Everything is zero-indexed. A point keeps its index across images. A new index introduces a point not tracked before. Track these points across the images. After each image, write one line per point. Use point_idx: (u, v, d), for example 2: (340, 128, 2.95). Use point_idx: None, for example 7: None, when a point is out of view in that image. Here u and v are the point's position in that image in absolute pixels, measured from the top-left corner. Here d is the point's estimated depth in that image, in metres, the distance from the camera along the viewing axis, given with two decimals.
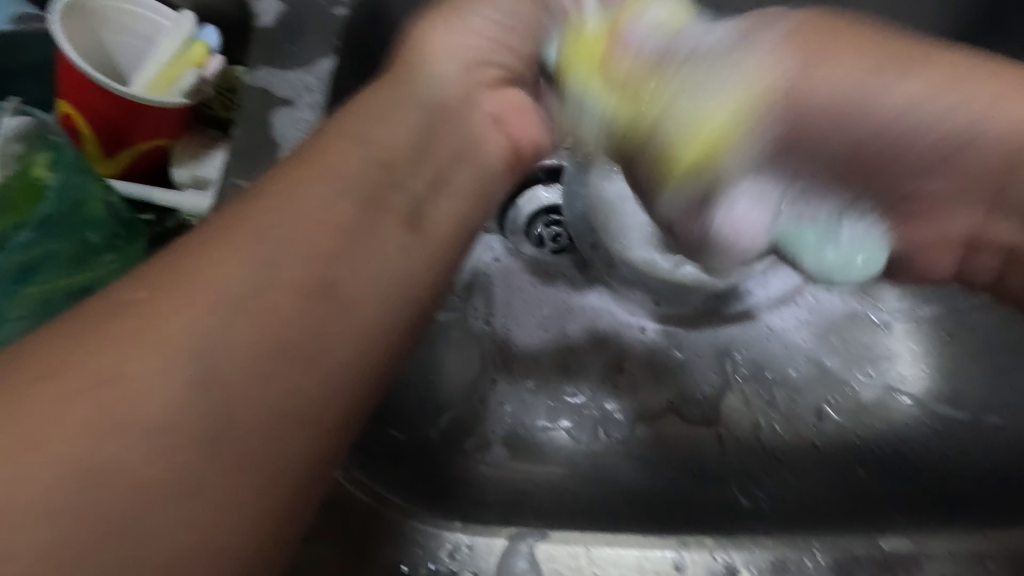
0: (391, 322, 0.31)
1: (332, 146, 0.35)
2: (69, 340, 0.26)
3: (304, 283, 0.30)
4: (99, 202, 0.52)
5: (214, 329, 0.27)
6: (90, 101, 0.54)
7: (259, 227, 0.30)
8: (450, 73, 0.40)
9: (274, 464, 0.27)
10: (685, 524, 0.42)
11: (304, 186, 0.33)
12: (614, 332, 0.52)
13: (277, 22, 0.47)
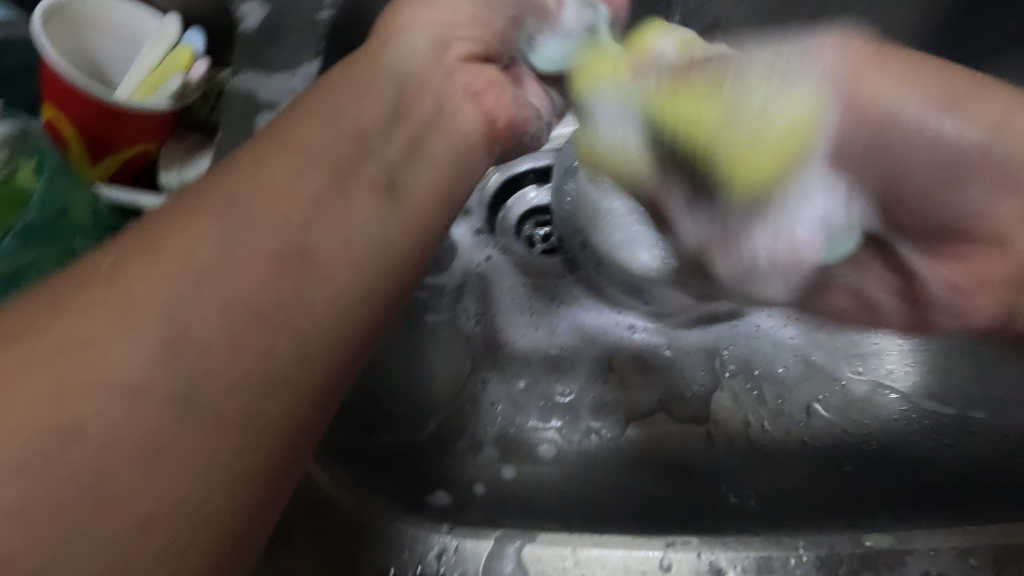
0: (364, 296, 0.30)
1: (301, 117, 0.33)
2: (48, 311, 0.25)
3: (267, 256, 0.28)
4: (86, 210, 0.51)
5: (175, 299, 0.26)
6: (72, 107, 0.53)
7: (224, 198, 0.29)
8: (420, 44, 0.39)
9: (248, 433, 0.26)
10: (671, 522, 0.41)
11: (273, 153, 0.31)
12: (603, 332, 0.53)
13: (260, 25, 0.47)
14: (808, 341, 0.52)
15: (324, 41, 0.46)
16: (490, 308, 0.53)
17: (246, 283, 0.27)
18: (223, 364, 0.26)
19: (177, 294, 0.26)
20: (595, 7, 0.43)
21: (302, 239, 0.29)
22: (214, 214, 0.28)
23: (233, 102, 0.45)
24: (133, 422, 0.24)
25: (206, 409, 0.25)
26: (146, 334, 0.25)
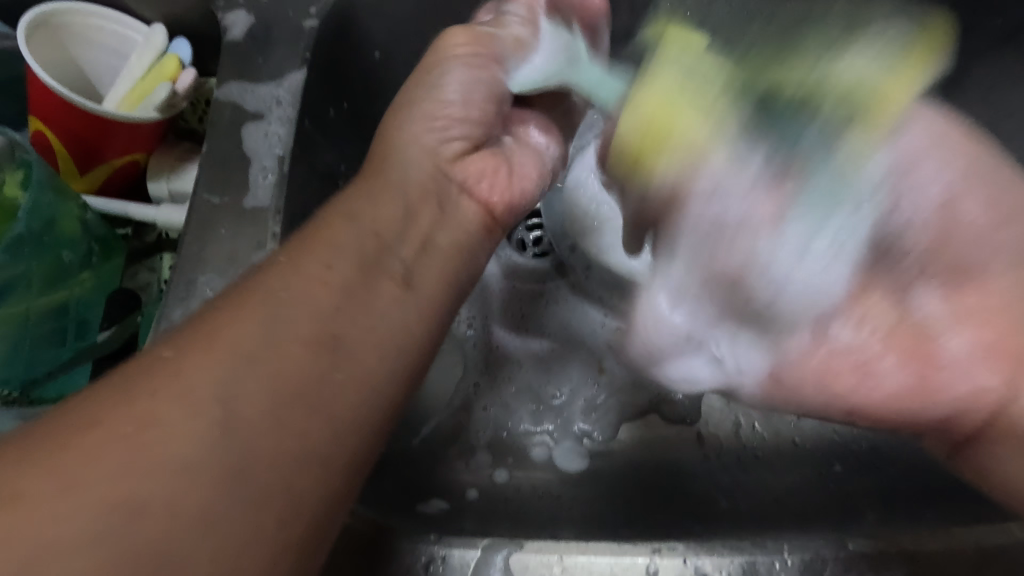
0: (392, 371, 0.29)
1: (329, 217, 0.32)
2: (106, 394, 0.25)
3: (305, 337, 0.28)
4: (73, 221, 0.50)
5: (227, 383, 0.25)
6: (58, 118, 0.53)
7: (267, 292, 0.29)
8: (447, 122, 0.37)
9: (290, 511, 0.25)
10: (659, 525, 0.41)
11: (316, 235, 0.32)
12: (597, 340, 0.53)
13: (246, 34, 0.47)
14: None
15: (310, 50, 0.47)
16: (484, 311, 0.53)
17: (286, 364, 0.27)
18: (272, 443, 0.25)
19: (222, 377, 0.25)
20: (570, 31, 0.42)
21: (344, 318, 0.29)
22: (259, 299, 0.28)
23: (218, 112, 0.44)
24: (190, 501, 0.23)
25: (248, 490, 0.24)
26: (203, 424, 0.24)
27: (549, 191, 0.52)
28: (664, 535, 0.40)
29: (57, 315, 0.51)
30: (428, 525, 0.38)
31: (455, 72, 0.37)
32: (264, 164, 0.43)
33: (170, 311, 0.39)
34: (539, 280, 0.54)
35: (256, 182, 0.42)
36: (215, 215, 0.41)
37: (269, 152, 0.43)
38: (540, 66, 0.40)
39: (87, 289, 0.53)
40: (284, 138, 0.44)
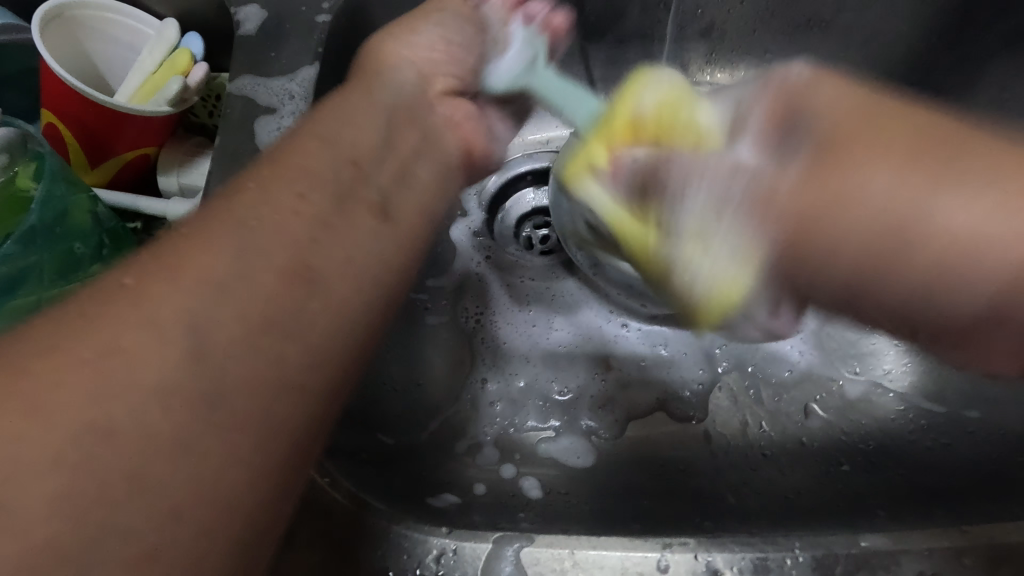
0: (372, 299, 0.31)
1: (305, 146, 0.34)
2: (72, 321, 0.25)
3: (281, 263, 0.28)
4: (84, 213, 0.51)
5: (195, 308, 0.26)
6: (70, 110, 0.53)
7: (237, 218, 0.29)
8: (409, 77, 0.42)
9: (267, 437, 0.25)
10: (668, 522, 0.41)
11: (284, 172, 0.32)
12: (603, 337, 0.53)
13: (259, 29, 0.47)
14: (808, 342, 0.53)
15: (322, 45, 0.47)
16: (490, 307, 0.54)
17: (262, 289, 0.27)
18: (244, 366, 0.26)
19: (198, 302, 0.26)
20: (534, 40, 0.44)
21: (317, 250, 0.30)
22: (227, 230, 0.29)
23: (231, 106, 0.45)
24: (170, 422, 0.24)
25: (237, 412, 0.25)
26: (182, 343, 0.25)
27: (555, 188, 0.51)
28: (671, 528, 0.39)
29: None
30: (434, 516, 0.38)
31: (425, 32, 0.44)
32: None
33: None
34: (547, 278, 0.55)
35: None
36: None
37: (281, 146, 0.43)
38: (512, 63, 0.44)
39: (97, 282, 0.52)
40: None
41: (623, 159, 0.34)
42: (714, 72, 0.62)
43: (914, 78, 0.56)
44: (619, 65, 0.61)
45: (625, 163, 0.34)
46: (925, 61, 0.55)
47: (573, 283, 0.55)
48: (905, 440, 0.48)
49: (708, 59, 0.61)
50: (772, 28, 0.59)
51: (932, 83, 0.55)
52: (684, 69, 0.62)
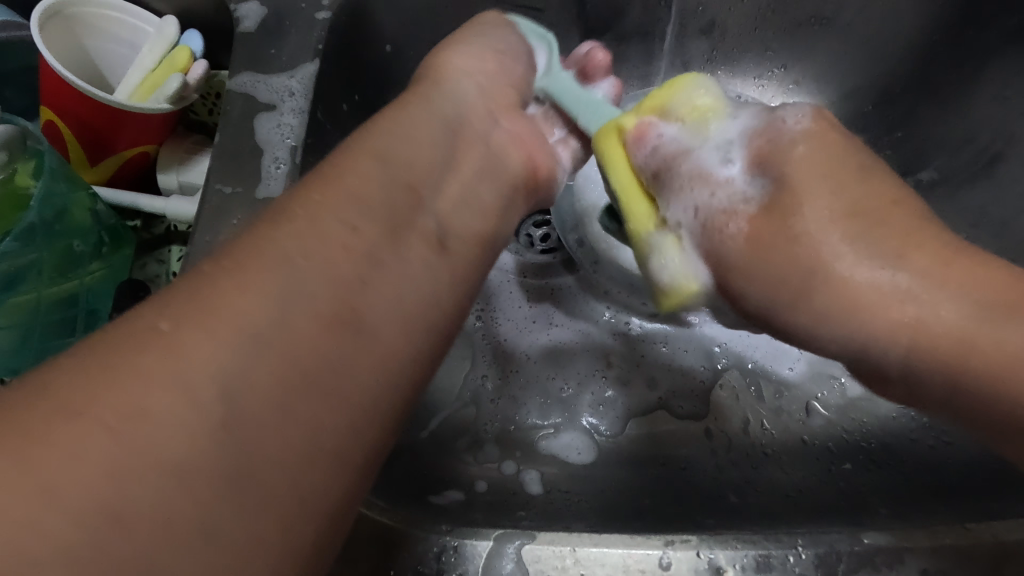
0: (414, 350, 0.30)
1: (358, 163, 0.34)
2: (96, 370, 0.24)
3: (327, 301, 0.28)
4: (84, 210, 0.51)
5: (234, 365, 0.25)
6: (71, 108, 0.53)
7: (278, 258, 0.29)
8: (469, 91, 0.42)
9: (302, 498, 0.25)
10: (670, 516, 0.40)
11: (331, 196, 0.32)
12: (603, 334, 0.53)
13: (258, 25, 0.47)
14: None
15: (323, 42, 0.47)
16: (492, 303, 0.54)
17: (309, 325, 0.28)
18: (281, 428, 0.25)
19: (251, 338, 0.26)
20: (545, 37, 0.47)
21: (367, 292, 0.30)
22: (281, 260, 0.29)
23: (231, 103, 0.44)
24: (201, 488, 0.23)
25: (273, 445, 0.25)
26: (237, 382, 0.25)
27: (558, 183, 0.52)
28: (671, 524, 0.39)
29: (67, 305, 0.51)
30: (437, 514, 0.38)
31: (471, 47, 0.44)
32: (276, 155, 0.43)
33: None
34: (548, 276, 0.55)
35: (269, 172, 0.42)
36: (228, 204, 0.41)
37: (282, 142, 0.43)
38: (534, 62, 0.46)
39: (98, 279, 0.53)
40: (296, 129, 0.44)
41: (659, 131, 0.39)
42: (715, 70, 0.61)
43: (917, 75, 0.55)
44: (619, 63, 0.61)
45: (659, 138, 0.39)
46: (927, 57, 0.54)
47: (573, 282, 0.55)
48: (907, 439, 0.47)
49: (709, 57, 0.61)
50: (773, 26, 0.59)
51: (934, 80, 0.54)
52: (685, 69, 0.62)
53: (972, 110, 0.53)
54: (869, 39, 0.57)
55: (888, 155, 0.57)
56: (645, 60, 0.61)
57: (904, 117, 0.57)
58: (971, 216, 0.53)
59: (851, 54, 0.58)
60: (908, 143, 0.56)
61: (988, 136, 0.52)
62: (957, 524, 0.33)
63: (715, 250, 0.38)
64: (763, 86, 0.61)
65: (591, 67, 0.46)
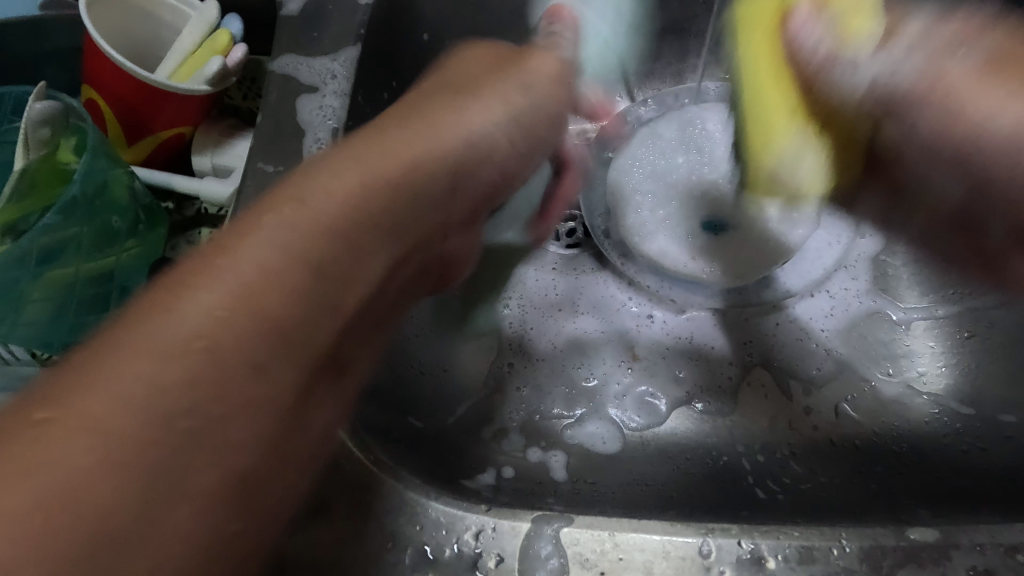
0: (284, 506, 0.26)
1: (264, 227, 0.25)
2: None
3: (241, 424, 0.22)
4: (123, 188, 0.51)
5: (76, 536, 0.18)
6: (113, 88, 0.54)
7: (144, 379, 0.21)
8: (454, 148, 0.33)
9: None
10: (703, 509, 0.40)
11: (274, 255, 0.24)
12: (627, 327, 0.53)
13: (301, 9, 0.47)
14: (837, 342, 0.52)
15: (364, 27, 0.47)
16: (520, 291, 0.54)
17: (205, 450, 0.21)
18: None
19: (151, 455, 0.20)
20: None
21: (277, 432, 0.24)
22: (202, 347, 0.22)
23: (273, 84, 0.45)
24: None
25: None
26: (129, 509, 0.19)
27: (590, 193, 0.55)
28: (710, 515, 0.38)
29: (102, 281, 0.52)
30: (467, 495, 0.37)
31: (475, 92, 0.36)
32: (318, 136, 0.43)
33: None
34: (577, 268, 0.55)
35: (310, 153, 0.42)
36: (269, 183, 0.41)
37: (323, 124, 0.43)
38: None
39: (132, 257, 0.54)
40: (337, 112, 0.44)
41: (799, 31, 0.38)
42: None
43: None
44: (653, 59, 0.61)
45: (800, 34, 0.38)
46: None
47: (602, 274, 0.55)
48: (939, 442, 0.47)
49: None
50: None
51: None
52: None
53: None
54: None
55: None
56: (680, 57, 0.61)
57: None
58: None
59: None
60: None
61: None
62: (1005, 523, 0.32)
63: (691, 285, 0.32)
64: None
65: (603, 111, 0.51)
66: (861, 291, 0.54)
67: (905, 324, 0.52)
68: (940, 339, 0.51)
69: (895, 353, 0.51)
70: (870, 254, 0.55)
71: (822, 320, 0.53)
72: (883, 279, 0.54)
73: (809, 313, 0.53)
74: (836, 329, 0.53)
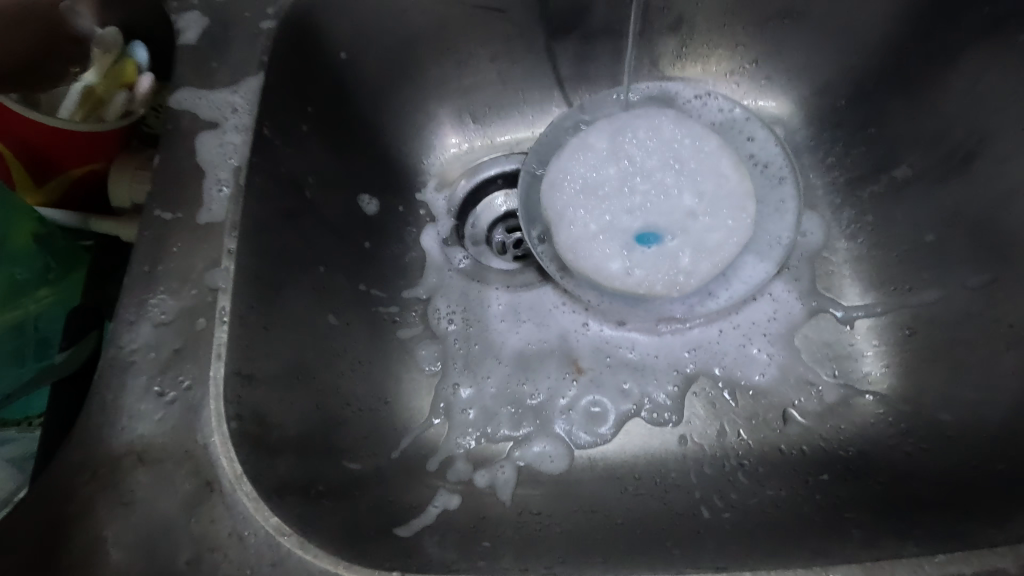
0: None
1: None
2: None
3: None
4: (25, 237, 0.50)
5: None
6: (12, 130, 0.50)
7: None
8: None
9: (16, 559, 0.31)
10: (638, 554, 0.37)
11: None
12: (565, 337, 0.52)
13: (201, 36, 0.47)
14: (780, 344, 0.51)
15: (268, 53, 0.46)
16: (463, 305, 0.53)
17: None
18: None
19: None
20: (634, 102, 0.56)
21: None
22: None
23: (175, 121, 0.43)
24: None
25: None
26: None
27: (525, 193, 0.54)
28: (635, 559, 0.36)
29: (14, 334, 0.49)
30: (395, 557, 0.33)
31: None
32: (219, 176, 0.41)
33: (119, 336, 0.36)
34: (522, 282, 0.54)
35: (211, 195, 0.40)
36: (167, 232, 0.39)
37: (225, 163, 0.41)
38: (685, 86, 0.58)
39: (46, 305, 0.51)
40: (240, 147, 0.42)
41: None
42: (685, 67, 0.59)
43: (890, 69, 0.53)
44: (587, 62, 0.58)
45: None
46: (902, 52, 0.51)
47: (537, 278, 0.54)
48: (885, 444, 0.46)
49: (679, 54, 0.59)
50: (743, 18, 0.56)
51: (904, 75, 0.52)
52: (654, 66, 0.59)
53: (947, 96, 0.49)
54: (836, 34, 0.54)
55: (863, 152, 0.55)
56: (613, 58, 0.58)
57: (876, 112, 0.54)
58: (944, 216, 0.49)
59: (820, 46, 0.55)
60: (884, 138, 0.54)
61: (963, 132, 0.49)
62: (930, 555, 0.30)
63: (537, 213, 0.53)
64: (736, 83, 0.59)
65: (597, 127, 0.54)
66: (803, 292, 0.53)
67: (848, 321, 0.52)
68: (883, 338, 0.50)
69: (841, 353, 0.51)
70: (811, 252, 0.54)
71: (765, 325, 0.52)
72: (826, 279, 0.53)
73: (752, 317, 0.52)
74: (779, 333, 0.52)
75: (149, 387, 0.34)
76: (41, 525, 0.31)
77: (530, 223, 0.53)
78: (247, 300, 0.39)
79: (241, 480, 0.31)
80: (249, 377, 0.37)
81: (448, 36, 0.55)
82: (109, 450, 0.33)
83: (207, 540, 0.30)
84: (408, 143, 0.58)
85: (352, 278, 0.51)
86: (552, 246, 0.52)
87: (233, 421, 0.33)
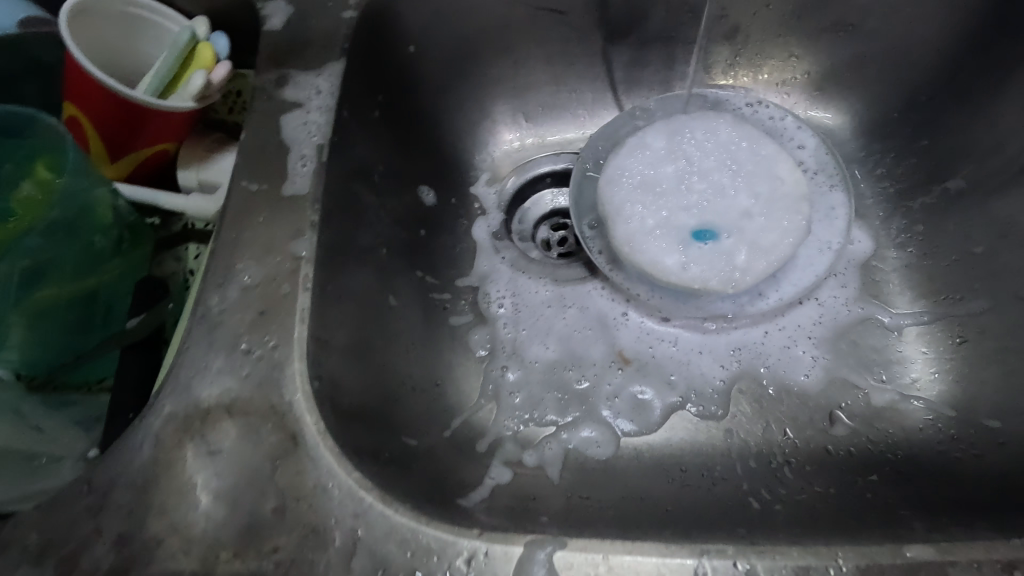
0: None
1: None
2: None
3: None
4: (108, 207, 0.50)
5: None
6: (96, 106, 0.52)
7: None
8: None
9: (109, 499, 0.32)
10: (694, 532, 0.38)
11: None
12: (609, 325, 0.53)
13: (285, 23, 0.49)
14: (825, 348, 0.52)
15: (348, 42, 0.48)
16: (514, 290, 0.55)
17: None
18: None
19: None
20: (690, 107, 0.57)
21: None
22: None
23: (259, 101, 0.46)
24: None
25: None
26: None
27: (579, 185, 0.56)
28: (696, 534, 0.37)
29: (89, 302, 0.50)
30: (463, 520, 0.35)
31: None
32: (302, 153, 0.43)
33: (208, 296, 0.37)
34: (568, 277, 0.55)
35: (295, 170, 0.42)
36: (253, 203, 0.41)
37: (307, 141, 0.44)
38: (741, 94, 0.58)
39: (118, 276, 0.52)
40: (323, 127, 0.44)
41: None
42: (739, 74, 0.60)
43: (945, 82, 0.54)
44: (643, 67, 0.60)
45: None
46: (957, 66, 0.53)
47: (586, 271, 0.55)
48: (933, 450, 0.47)
49: (732, 62, 0.60)
50: (799, 28, 0.57)
51: (960, 88, 0.53)
52: (708, 73, 0.60)
53: (1005, 109, 0.50)
54: (890, 47, 0.55)
55: (913, 163, 0.56)
56: (669, 64, 0.59)
57: (928, 125, 0.55)
58: (998, 227, 0.49)
59: (874, 60, 0.57)
60: (936, 151, 0.55)
61: (1019, 144, 0.49)
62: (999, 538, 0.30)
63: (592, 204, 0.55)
64: (786, 93, 0.61)
65: (649, 127, 0.56)
66: (850, 298, 0.54)
67: (896, 328, 0.52)
68: (931, 346, 0.51)
69: (888, 359, 0.51)
70: (858, 260, 0.55)
71: (810, 329, 0.53)
72: (873, 285, 0.54)
73: (798, 320, 0.53)
74: (823, 336, 0.52)
75: (236, 345, 0.36)
76: (134, 469, 0.32)
77: (582, 215, 0.55)
78: (323, 272, 0.40)
79: (324, 436, 0.33)
80: (324, 343, 0.39)
81: (512, 35, 0.57)
82: (197, 402, 0.34)
83: (291, 490, 0.31)
84: (465, 136, 0.60)
85: (411, 263, 0.53)
86: (603, 240, 0.54)
87: (314, 382, 0.35)
